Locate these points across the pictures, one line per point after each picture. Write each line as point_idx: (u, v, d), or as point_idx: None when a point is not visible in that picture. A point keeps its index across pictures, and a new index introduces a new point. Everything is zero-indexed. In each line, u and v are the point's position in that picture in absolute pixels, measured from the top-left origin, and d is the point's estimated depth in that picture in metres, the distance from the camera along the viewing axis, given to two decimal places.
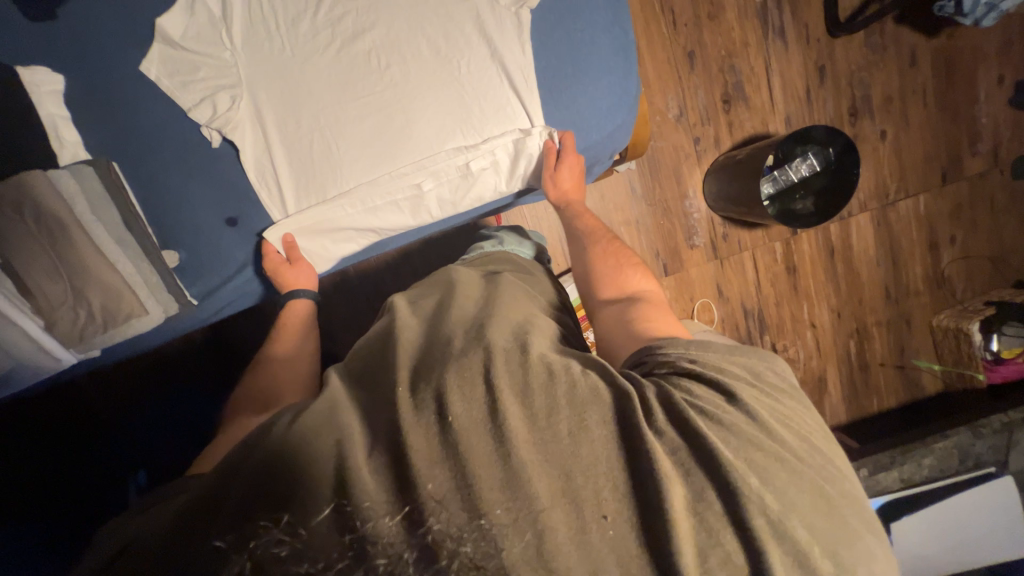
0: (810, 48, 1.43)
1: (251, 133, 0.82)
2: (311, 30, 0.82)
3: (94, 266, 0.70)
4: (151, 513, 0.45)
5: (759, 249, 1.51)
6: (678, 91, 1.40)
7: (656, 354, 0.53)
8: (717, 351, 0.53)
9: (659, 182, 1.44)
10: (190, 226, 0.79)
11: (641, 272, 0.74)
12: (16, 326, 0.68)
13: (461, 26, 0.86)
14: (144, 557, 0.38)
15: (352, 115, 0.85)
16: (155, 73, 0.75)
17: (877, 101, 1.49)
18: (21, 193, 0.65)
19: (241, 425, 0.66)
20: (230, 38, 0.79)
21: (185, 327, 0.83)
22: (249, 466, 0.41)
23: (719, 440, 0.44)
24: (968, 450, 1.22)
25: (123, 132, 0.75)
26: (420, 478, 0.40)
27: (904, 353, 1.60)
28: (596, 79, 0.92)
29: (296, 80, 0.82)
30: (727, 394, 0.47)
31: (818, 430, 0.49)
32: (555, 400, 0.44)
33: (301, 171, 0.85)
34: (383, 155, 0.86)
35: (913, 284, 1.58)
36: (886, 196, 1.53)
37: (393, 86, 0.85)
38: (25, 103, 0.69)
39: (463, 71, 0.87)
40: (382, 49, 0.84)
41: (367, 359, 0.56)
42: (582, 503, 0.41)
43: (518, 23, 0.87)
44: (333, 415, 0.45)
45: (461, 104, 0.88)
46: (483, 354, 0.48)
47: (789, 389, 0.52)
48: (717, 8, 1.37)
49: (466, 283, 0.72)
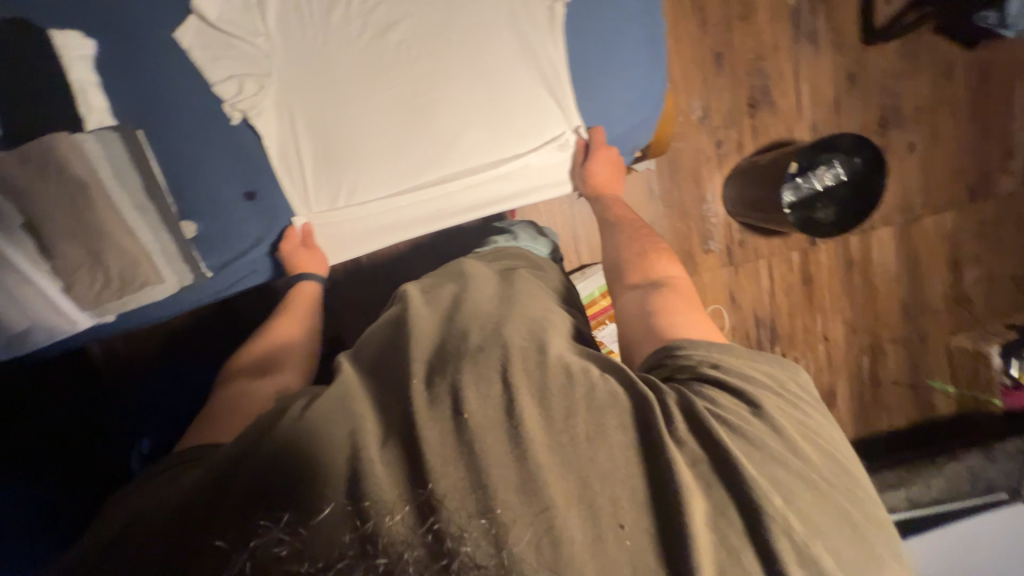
0: (842, 54, 1.40)
1: (276, 117, 0.83)
2: (344, 19, 0.84)
3: (112, 231, 0.71)
4: (156, 491, 0.45)
5: (775, 258, 1.49)
6: (703, 92, 1.38)
7: (675, 357, 0.51)
8: (736, 356, 0.51)
9: (677, 184, 1.42)
10: (208, 196, 0.78)
11: (666, 259, 0.73)
12: (36, 286, 0.69)
13: (493, 20, 0.87)
14: (153, 534, 0.39)
15: (379, 104, 0.86)
16: (189, 43, 0.76)
17: (907, 112, 1.45)
18: (47, 154, 0.67)
19: (237, 390, 0.64)
20: (264, 23, 0.81)
21: (195, 301, 0.82)
22: (257, 459, 0.41)
23: (742, 454, 0.42)
24: (981, 474, 1.18)
25: (149, 99, 0.75)
26: (433, 475, 0.40)
27: (918, 372, 1.56)
28: (621, 71, 0.91)
29: (326, 67, 0.84)
30: (750, 402, 0.46)
31: (844, 448, 0.47)
32: (573, 403, 0.44)
33: (324, 156, 0.86)
34: (407, 146, 0.88)
35: (932, 302, 1.54)
36: (910, 210, 1.50)
37: (421, 77, 0.87)
38: (54, 67, 0.69)
39: (491, 66, 0.88)
40: (412, 41, 0.86)
41: (377, 348, 0.55)
42: (599, 513, 0.39)
43: (550, 18, 0.88)
44: (345, 404, 0.45)
45: (486, 99, 0.89)
46: (500, 352, 0.48)
47: (813, 401, 0.50)
48: (748, 9, 1.35)
49: (480, 277, 0.72)
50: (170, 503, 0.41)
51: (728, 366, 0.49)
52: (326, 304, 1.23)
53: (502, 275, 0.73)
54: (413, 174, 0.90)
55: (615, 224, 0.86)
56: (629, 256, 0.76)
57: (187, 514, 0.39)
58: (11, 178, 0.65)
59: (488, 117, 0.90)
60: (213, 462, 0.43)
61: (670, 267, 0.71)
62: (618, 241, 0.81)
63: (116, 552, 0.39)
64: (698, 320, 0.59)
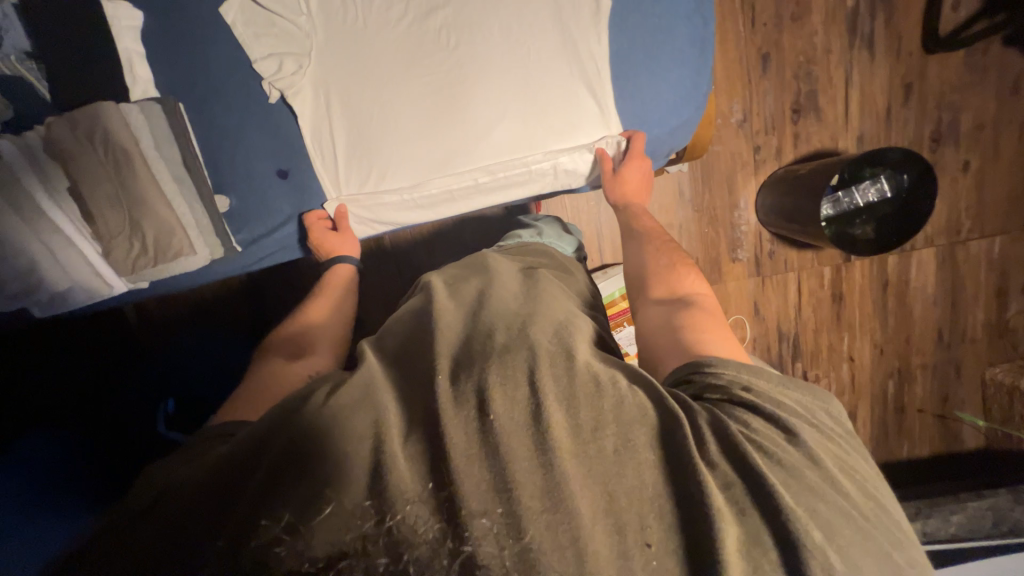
0: (900, 62, 1.32)
1: (311, 98, 0.83)
2: (387, 5, 0.84)
3: (151, 200, 0.73)
4: (187, 465, 0.48)
5: (806, 272, 1.44)
6: (745, 94, 1.32)
7: (703, 375, 0.51)
8: (767, 381, 0.50)
9: (710, 189, 1.38)
10: (243, 172, 0.80)
11: (693, 274, 0.71)
12: (77, 249, 0.72)
13: (536, 11, 0.86)
14: (181, 508, 0.42)
15: (416, 92, 0.86)
16: (232, 17, 0.76)
17: (966, 128, 1.36)
18: (95, 121, 0.69)
19: (272, 367, 0.67)
20: (308, 5, 0.81)
21: (226, 271, 0.86)
22: (276, 445, 0.43)
23: (780, 483, 0.42)
24: (1005, 514, 1.13)
25: (193, 74, 0.77)
26: (457, 474, 0.40)
27: (947, 402, 1.50)
28: (666, 69, 0.88)
29: (367, 52, 0.84)
30: (786, 429, 0.45)
31: (880, 485, 0.46)
32: (602, 414, 0.44)
33: (356, 140, 0.86)
34: (441, 135, 0.88)
35: (970, 330, 1.47)
36: (957, 232, 1.42)
37: (460, 65, 0.86)
38: (106, 38, 0.71)
39: (531, 58, 0.87)
40: (453, 29, 0.85)
41: (400, 340, 0.57)
42: (625, 529, 0.40)
43: (596, 14, 0.86)
44: (369, 394, 0.47)
45: (524, 91, 0.88)
46: (527, 353, 0.49)
47: (845, 432, 0.49)
48: (802, 9, 1.28)
49: (505, 273, 0.72)
50: (193, 482, 0.44)
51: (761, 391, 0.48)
52: None
53: (526, 273, 0.73)
54: (442, 162, 0.89)
55: (645, 236, 0.85)
56: (652, 270, 0.75)
57: (207, 497, 0.42)
58: (61, 145, 0.68)
59: (525, 110, 0.88)
60: (240, 441, 0.46)
61: (696, 284, 0.70)
62: (647, 251, 0.79)
63: (142, 528, 0.42)
64: (725, 341, 0.57)
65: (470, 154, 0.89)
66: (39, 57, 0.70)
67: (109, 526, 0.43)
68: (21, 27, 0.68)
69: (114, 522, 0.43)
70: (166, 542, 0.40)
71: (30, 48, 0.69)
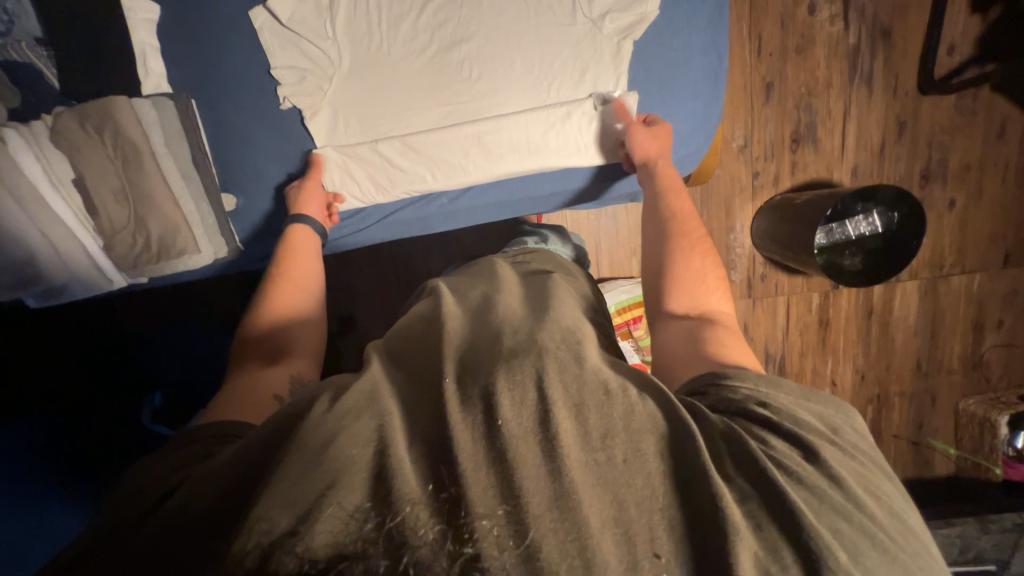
0: (896, 99, 1.37)
1: (327, 118, 0.84)
2: (411, 31, 0.84)
3: (158, 196, 0.73)
4: (180, 456, 0.50)
5: (795, 296, 1.48)
6: (747, 121, 1.36)
7: (722, 388, 0.53)
8: (788, 391, 0.53)
9: (708, 210, 1.41)
10: (252, 172, 0.83)
11: (722, 291, 0.71)
12: (78, 243, 0.71)
13: (561, 53, 0.86)
14: (191, 500, 0.43)
15: (433, 118, 0.87)
16: (261, 22, 0.77)
17: (953, 167, 1.42)
18: (104, 114, 0.69)
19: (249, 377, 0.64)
20: (333, 28, 0.82)
21: (226, 266, 0.87)
22: (284, 449, 0.46)
23: (801, 499, 0.43)
24: (971, 541, 1.18)
25: (209, 73, 0.78)
26: (465, 477, 0.41)
27: (921, 429, 1.55)
28: (680, 101, 0.90)
29: (386, 77, 0.85)
30: (802, 445, 0.47)
31: (906, 506, 0.47)
32: (612, 423, 0.46)
33: (368, 161, 0.87)
34: (456, 160, 0.88)
35: (947, 361, 1.52)
36: (939, 266, 1.47)
37: (480, 98, 0.86)
38: (121, 31, 0.72)
39: (551, 95, 0.87)
40: (476, 60, 0.85)
41: (408, 343, 0.60)
42: (635, 540, 0.40)
43: (617, 56, 0.86)
44: (373, 398, 0.49)
45: (542, 126, 0.88)
46: (535, 359, 0.50)
47: (870, 450, 0.50)
48: (806, 41, 1.32)
49: (509, 279, 0.76)
50: (199, 490, 0.44)
51: (777, 407, 0.50)
52: (344, 279, 1.24)
53: (528, 283, 0.75)
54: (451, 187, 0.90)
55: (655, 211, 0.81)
56: (684, 267, 0.74)
57: (213, 504, 0.43)
58: (67, 137, 0.68)
59: (542, 145, 0.88)
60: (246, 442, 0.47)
61: (721, 302, 0.70)
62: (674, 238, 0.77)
63: (144, 529, 0.43)
64: (745, 357, 0.60)
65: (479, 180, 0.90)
66: (49, 44, 0.70)
67: (116, 522, 0.44)
68: (32, 12, 0.69)
69: (114, 527, 0.44)
70: (167, 543, 0.41)
71: (40, 35, 0.70)
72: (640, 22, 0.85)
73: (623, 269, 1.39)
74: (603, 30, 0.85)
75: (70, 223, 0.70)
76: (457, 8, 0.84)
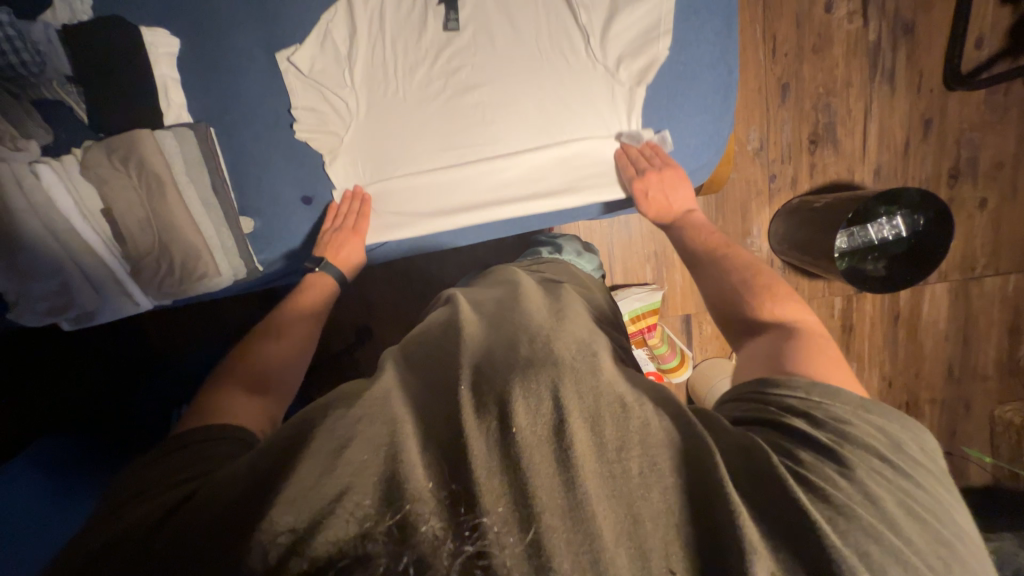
0: (920, 97, 1.32)
1: (345, 157, 0.91)
2: (425, 78, 0.90)
3: (181, 225, 0.78)
4: (183, 462, 0.52)
5: (816, 300, 1.44)
6: (762, 123, 1.33)
7: (772, 398, 0.52)
8: (845, 404, 0.50)
9: (724, 215, 1.38)
10: (269, 193, 0.87)
11: (790, 298, 0.68)
12: (109, 270, 0.78)
13: (571, 98, 0.92)
14: (196, 515, 0.44)
15: (446, 161, 0.92)
16: (285, 66, 0.84)
17: (984, 165, 1.36)
18: (132, 147, 0.75)
19: (229, 395, 0.63)
20: (349, 75, 0.87)
21: (245, 287, 0.92)
22: (290, 453, 0.46)
23: (825, 519, 0.41)
24: None
25: (228, 101, 0.83)
26: (478, 486, 0.42)
27: (954, 438, 1.48)
28: (687, 114, 0.92)
29: (403, 123, 0.91)
30: (837, 460, 0.45)
31: (956, 528, 0.44)
32: (627, 436, 0.46)
33: (381, 194, 0.92)
34: (468, 199, 0.94)
35: (981, 367, 1.46)
36: (971, 268, 1.41)
37: (492, 142, 0.92)
38: (144, 64, 0.77)
39: (563, 138, 0.93)
40: (488, 106, 0.91)
41: (423, 347, 0.60)
42: (649, 555, 0.40)
43: (629, 102, 0.92)
44: (386, 402, 0.49)
45: (555, 171, 0.95)
46: (552, 371, 0.50)
47: (929, 467, 0.48)
48: (824, 40, 1.28)
49: (528, 285, 0.77)
50: (221, 491, 0.46)
51: (823, 419, 0.48)
52: (360, 292, 1.27)
53: (548, 290, 0.76)
54: (463, 219, 0.94)
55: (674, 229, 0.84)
56: None
57: (217, 513, 0.44)
58: (97, 170, 0.75)
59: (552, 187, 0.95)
60: (269, 444, 0.48)
61: (795, 310, 0.66)
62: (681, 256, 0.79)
63: (128, 543, 0.44)
64: (830, 369, 0.55)
65: (488, 213, 0.94)
66: (79, 81, 0.76)
67: (127, 524, 0.46)
68: (62, 52, 0.74)
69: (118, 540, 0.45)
70: (178, 545, 0.43)
71: (71, 73, 0.75)
72: (651, 67, 0.89)
73: (637, 276, 1.38)
74: (618, 78, 0.91)
75: (99, 251, 0.77)
76: (471, 56, 0.89)
